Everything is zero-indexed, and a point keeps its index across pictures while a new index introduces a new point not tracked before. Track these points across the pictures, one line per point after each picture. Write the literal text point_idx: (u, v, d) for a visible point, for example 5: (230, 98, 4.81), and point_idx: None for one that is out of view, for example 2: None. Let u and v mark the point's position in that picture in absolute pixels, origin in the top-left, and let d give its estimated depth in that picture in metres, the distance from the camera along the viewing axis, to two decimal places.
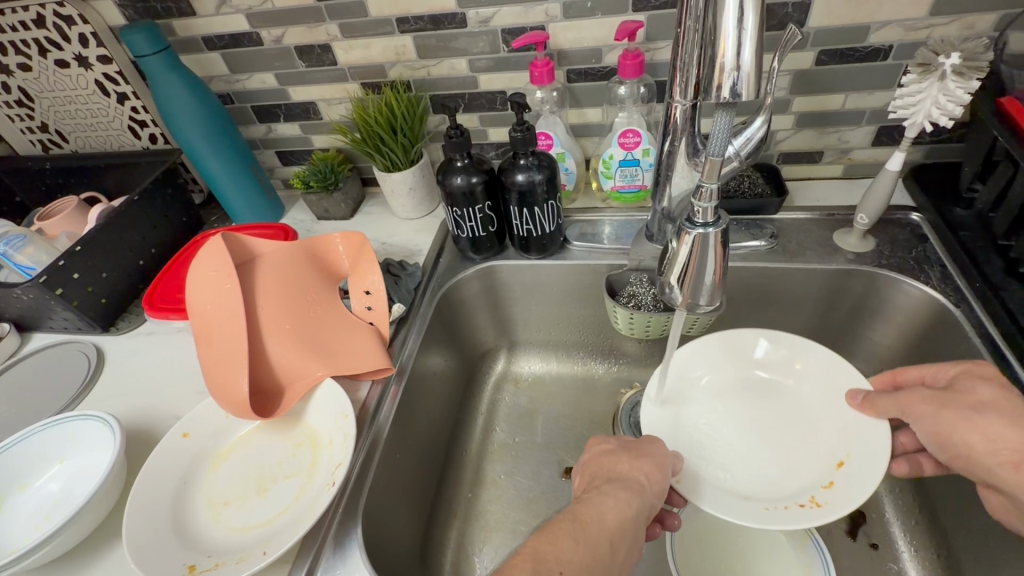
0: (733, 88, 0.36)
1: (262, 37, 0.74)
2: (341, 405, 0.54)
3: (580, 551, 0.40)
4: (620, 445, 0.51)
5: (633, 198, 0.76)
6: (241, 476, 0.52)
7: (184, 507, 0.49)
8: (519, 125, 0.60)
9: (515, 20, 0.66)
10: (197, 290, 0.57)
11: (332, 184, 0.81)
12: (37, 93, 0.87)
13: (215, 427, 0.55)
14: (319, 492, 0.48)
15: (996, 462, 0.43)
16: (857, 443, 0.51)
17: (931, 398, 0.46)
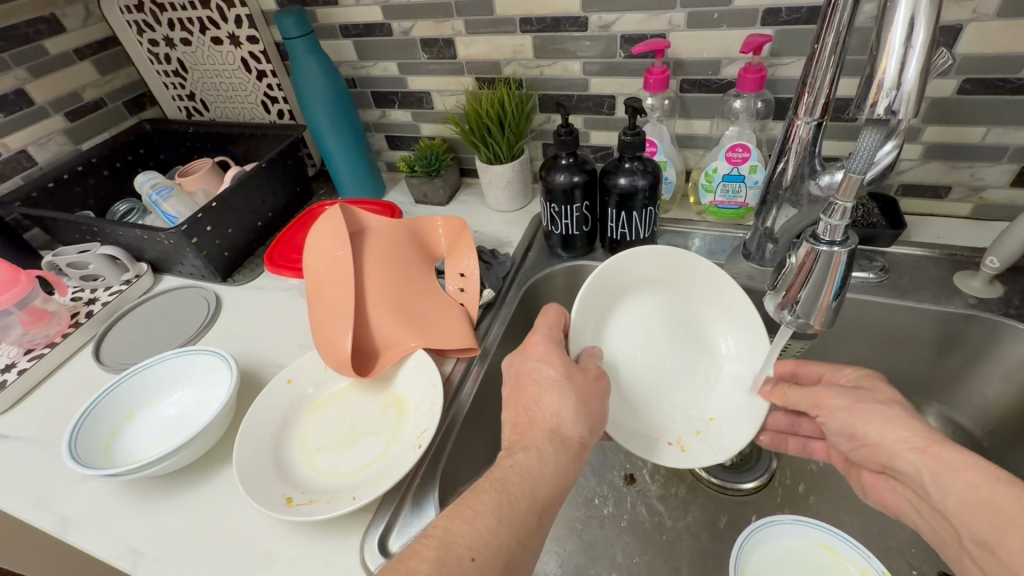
0: (890, 108, 0.37)
1: (392, 29, 0.79)
2: (430, 376, 0.57)
3: (502, 532, 0.39)
4: (566, 378, 0.50)
5: (732, 215, 0.74)
6: (333, 428, 0.57)
7: (284, 447, 0.54)
8: (630, 129, 0.61)
9: (636, 27, 0.67)
10: (313, 252, 0.62)
11: (434, 170, 0.86)
12: (191, 66, 0.98)
13: (314, 378, 0.60)
14: (405, 452, 0.52)
15: (903, 448, 0.45)
16: (735, 410, 0.58)
17: (846, 394, 0.50)
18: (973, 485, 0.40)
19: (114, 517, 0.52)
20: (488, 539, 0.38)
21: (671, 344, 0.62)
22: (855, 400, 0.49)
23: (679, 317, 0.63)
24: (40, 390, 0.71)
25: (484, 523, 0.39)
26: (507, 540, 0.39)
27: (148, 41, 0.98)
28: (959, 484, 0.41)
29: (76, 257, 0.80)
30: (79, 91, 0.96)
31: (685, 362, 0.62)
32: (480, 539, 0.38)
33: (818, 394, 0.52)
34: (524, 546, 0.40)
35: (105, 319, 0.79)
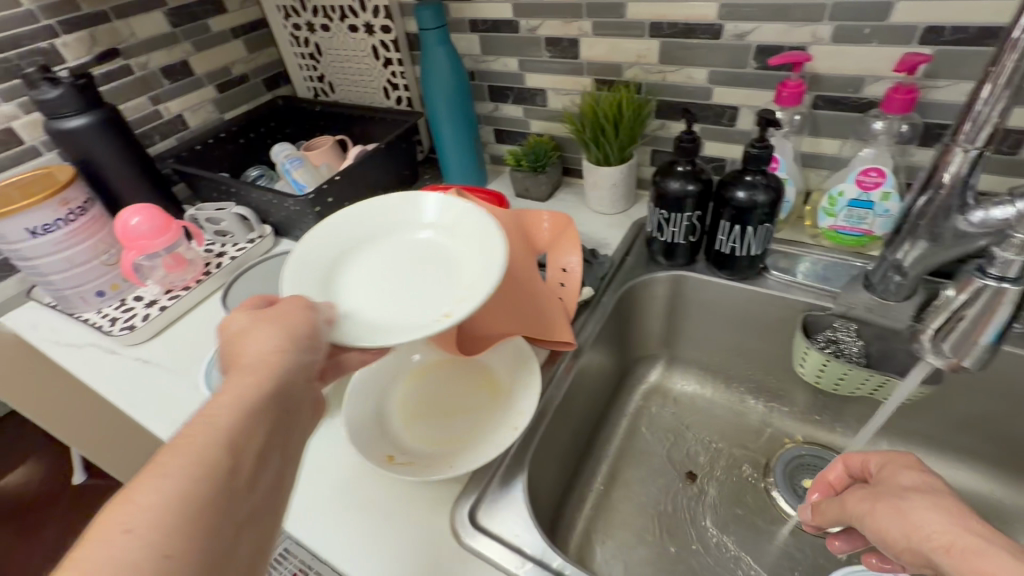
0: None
1: (519, 26, 0.82)
2: (526, 362, 0.59)
3: (178, 486, 0.30)
4: (253, 321, 0.44)
5: (852, 242, 0.70)
6: (429, 395, 0.60)
7: (386, 407, 0.58)
8: (758, 142, 0.59)
9: (773, 38, 0.65)
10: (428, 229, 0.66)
11: (540, 166, 0.88)
12: (325, 50, 1.06)
13: (416, 349, 0.64)
14: (498, 431, 0.54)
15: (929, 548, 0.32)
16: (466, 285, 0.56)
17: (866, 495, 0.39)
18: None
19: None
20: (181, 522, 0.29)
21: (414, 284, 0.58)
22: (875, 502, 0.38)
23: (426, 260, 0.62)
24: (177, 326, 0.80)
25: (180, 503, 0.30)
26: (187, 496, 0.30)
27: (292, 25, 1.07)
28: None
29: (213, 213, 0.89)
30: (230, 65, 1.06)
31: (421, 285, 0.59)
32: (162, 520, 0.29)
33: (845, 502, 0.41)
34: (217, 505, 0.31)
35: (231, 271, 0.88)
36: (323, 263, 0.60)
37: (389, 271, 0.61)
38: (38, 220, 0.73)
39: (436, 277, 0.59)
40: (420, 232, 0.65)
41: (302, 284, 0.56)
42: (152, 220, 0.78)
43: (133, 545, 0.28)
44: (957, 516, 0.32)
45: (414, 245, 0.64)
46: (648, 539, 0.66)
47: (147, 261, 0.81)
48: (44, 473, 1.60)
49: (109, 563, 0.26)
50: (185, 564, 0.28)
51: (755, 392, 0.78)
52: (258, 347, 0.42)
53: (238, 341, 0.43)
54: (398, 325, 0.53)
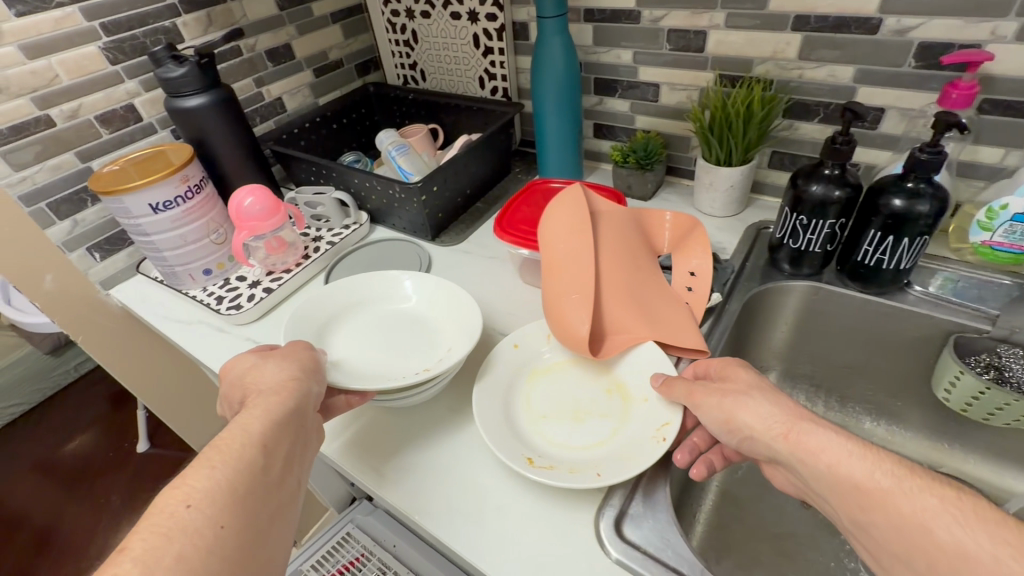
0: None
1: (641, 16, 0.78)
2: (663, 368, 0.56)
3: (225, 474, 0.39)
4: (263, 356, 0.53)
5: (1007, 259, 0.65)
6: (556, 399, 0.58)
7: (514, 408, 0.56)
8: (929, 147, 0.55)
9: (942, 35, 0.60)
10: (553, 225, 0.64)
11: (647, 164, 0.85)
12: (422, 37, 1.05)
13: (539, 349, 0.62)
14: (643, 440, 0.51)
15: (771, 438, 0.42)
16: (429, 347, 0.60)
17: (716, 391, 0.48)
18: (836, 465, 0.38)
19: (360, 437, 0.58)
20: (227, 502, 0.38)
21: (393, 349, 0.61)
22: (723, 397, 0.46)
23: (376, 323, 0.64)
24: (282, 308, 0.80)
25: (216, 481, 0.39)
26: (229, 479, 0.39)
27: (390, 11, 1.06)
28: (834, 474, 0.38)
29: (313, 197, 0.90)
30: (327, 50, 1.07)
31: (399, 348, 0.61)
32: (214, 502, 0.37)
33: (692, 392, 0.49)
34: (253, 487, 0.40)
35: (331, 257, 0.88)
36: (318, 323, 0.62)
37: (359, 328, 0.63)
38: (160, 196, 0.74)
39: (417, 337, 0.62)
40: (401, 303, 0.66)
41: (297, 331, 0.59)
42: (263, 201, 0.79)
43: (189, 517, 0.36)
44: (796, 412, 0.42)
45: (388, 310, 0.66)
46: (767, 562, 0.63)
47: (254, 242, 0.82)
48: (108, 438, 1.66)
49: (175, 531, 0.35)
50: (235, 530, 0.37)
51: (875, 414, 0.73)
52: (269, 376, 0.50)
53: (252, 371, 0.51)
54: (370, 381, 0.56)
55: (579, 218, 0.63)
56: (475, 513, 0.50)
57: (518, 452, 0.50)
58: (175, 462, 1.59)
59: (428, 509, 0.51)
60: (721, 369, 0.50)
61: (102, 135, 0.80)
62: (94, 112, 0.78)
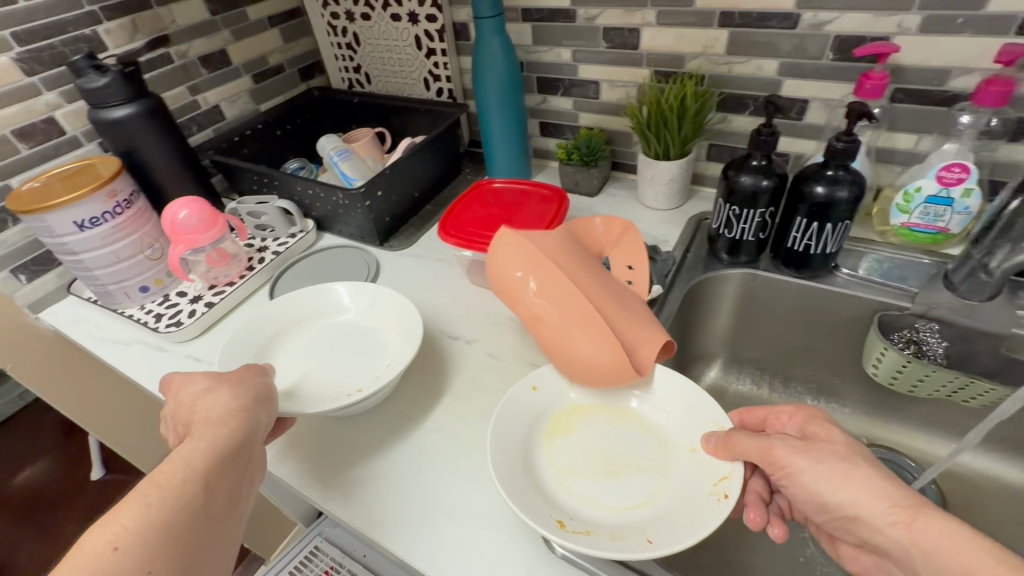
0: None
1: (577, 15, 0.79)
2: (710, 413, 0.53)
3: (158, 511, 0.38)
4: (216, 380, 0.50)
5: (925, 240, 0.68)
6: (587, 453, 0.54)
7: (540, 465, 0.53)
8: (845, 135, 0.57)
9: (855, 29, 0.63)
10: (510, 270, 0.61)
11: (592, 160, 0.87)
12: (364, 40, 1.04)
13: (561, 395, 0.58)
14: (700, 499, 0.47)
15: (886, 523, 0.39)
16: (371, 364, 0.59)
17: (804, 453, 0.44)
18: (964, 562, 0.36)
19: (305, 450, 0.57)
20: (159, 544, 0.37)
21: (336, 364, 0.60)
22: (814, 461, 0.44)
23: (323, 336, 0.63)
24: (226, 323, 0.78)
25: (150, 521, 0.38)
26: (162, 518, 0.38)
27: (330, 13, 1.04)
28: (950, 565, 0.36)
29: (255, 207, 0.87)
30: (266, 55, 1.04)
31: (343, 362, 0.60)
32: (145, 543, 0.37)
33: (770, 448, 0.46)
34: (189, 527, 0.39)
35: (276, 266, 0.86)
36: (261, 339, 0.61)
37: (305, 342, 0.62)
38: (86, 212, 0.71)
39: (361, 350, 0.61)
40: (348, 313, 0.65)
41: (236, 350, 0.58)
42: (199, 213, 0.76)
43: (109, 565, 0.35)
44: (908, 492, 0.40)
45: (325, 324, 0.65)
46: None
47: (192, 255, 0.79)
48: (58, 467, 1.58)
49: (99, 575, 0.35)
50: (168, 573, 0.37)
51: (816, 392, 0.76)
52: (215, 404, 0.48)
53: (201, 399, 0.48)
54: (318, 403, 0.55)
55: (523, 250, 0.62)
56: (423, 519, 0.50)
57: (551, 517, 0.46)
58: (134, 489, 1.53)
59: (374, 518, 0.51)
60: (807, 425, 0.48)
61: (21, 150, 0.76)
62: (10, 126, 0.74)
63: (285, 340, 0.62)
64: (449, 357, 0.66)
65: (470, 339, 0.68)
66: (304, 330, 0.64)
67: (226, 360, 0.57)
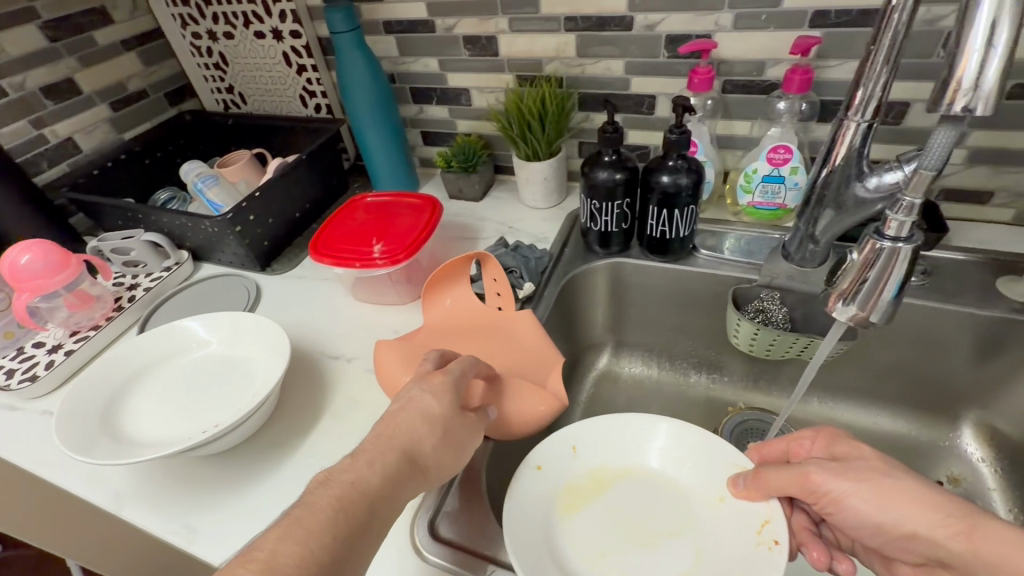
0: (969, 108, 0.32)
1: (436, 25, 0.80)
2: (725, 453, 0.53)
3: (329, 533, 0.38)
4: (452, 410, 0.46)
5: (769, 216, 0.75)
6: (610, 525, 0.51)
7: (571, 548, 0.49)
8: (676, 127, 0.62)
9: (681, 28, 0.68)
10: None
11: (471, 166, 0.88)
12: (232, 59, 1.00)
13: (563, 464, 0.54)
14: (749, 555, 0.46)
15: (944, 535, 0.42)
16: (234, 394, 0.57)
17: (854, 475, 0.46)
18: None
19: (169, 495, 0.54)
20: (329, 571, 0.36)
21: (198, 401, 0.57)
22: (852, 478, 0.46)
23: (185, 372, 0.60)
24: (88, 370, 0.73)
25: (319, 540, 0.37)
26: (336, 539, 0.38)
27: (192, 34, 1.00)
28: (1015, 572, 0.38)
29: (120, 243, 0.82)
30: (125, 81, 0.98)
31: (205, 397, 0.58)
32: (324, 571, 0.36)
33: (804, 474, 0.47)
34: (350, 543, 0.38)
35: (147, 304, 0.81)
36: (114, 383, 0.58)
37: (165, 380, 0.60)
38: None
39: (225, 382, 0.59)
40: (213, 345, 0.62)
41: (84, 398, 0.55)
42: (46, 257, 0.70)
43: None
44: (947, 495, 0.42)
45: (189, 359, 0.62)
46: None
47: (45, 303, 0.73)
48: None
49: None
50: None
51: (698, 366, 0.81)
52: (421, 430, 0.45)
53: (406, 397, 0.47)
54: (172, 444, 0.53)
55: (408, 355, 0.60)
56: None
57: None
58: (36, 561, 1.39)
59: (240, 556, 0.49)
60: (833, 446, 0.51)
61: None
62: None
63: (143, 381, 0.59)
64: (330, 377, 0.65)
65: (350, 357, 0.67)
66: (166, 369, 0.61)
67: (67, 411, 0.53)
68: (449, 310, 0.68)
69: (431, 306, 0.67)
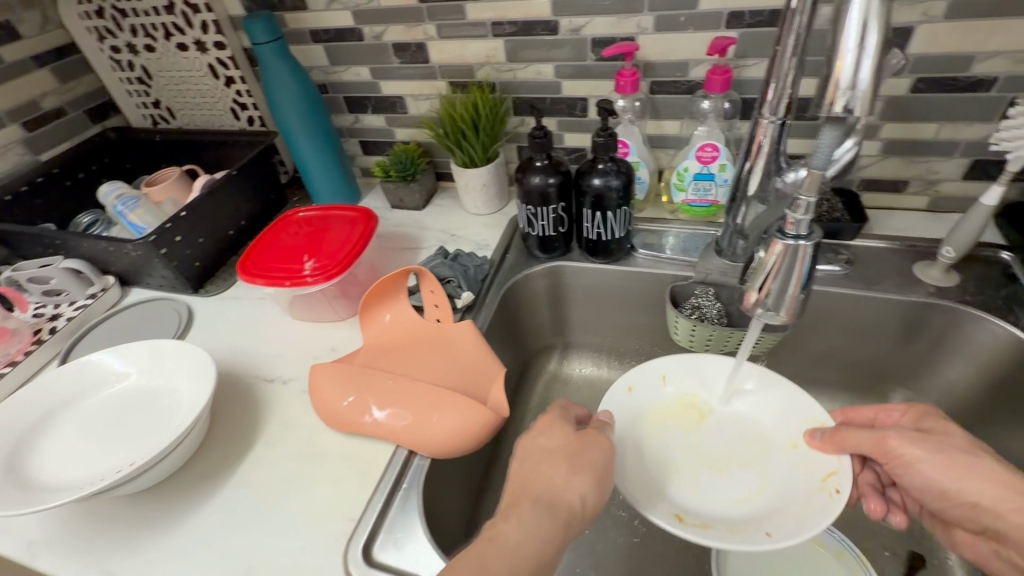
0: (846, 107, 0.35)
1: (364, 33, 0.79)
2: (810, 410, 0.56)
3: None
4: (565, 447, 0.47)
5: (703, 213, 0.76)
6: (689, 447, 0.59)
7: (647, 459, 0.57)
8: (603, 131, 0.62)
9: (605, 31, 0.68)
10: (347, 414, 0.55)
11: (410, 175, 0.86)
12: (155, 73, 0.96)
13: (652, 391, 0.62)
14: (809, 493, 0.51)
15: (1005, 509, 0.44)
16: (156, 427, 0.55)
17: (923, 446, 0.48)
18: None
19: (88, 540, 0.51)
20: None
21: (117, 438, 0.54)
22: (932, 451, 0.48)
23: (104, 408, 0.57)
24: None
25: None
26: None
27: (110, 48, 0.95)
28: None
29: (37, 271, 0.77)
30: (38, 99, 0.92)
31: (125, 432, 0.55)
32: None
33: (885, 440, 0.49)
34: None
35: (69, 335, 0.76)
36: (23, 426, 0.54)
37: (82, 418, 0.57)
38: None
39: (147, 415, 0.56)
40: (134, 376, 0.60)
41: None
42: None
43: None
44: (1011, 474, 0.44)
45: (109, 394, 0.59)
46: None
47: None
48: None
49: None
50: None
51: None
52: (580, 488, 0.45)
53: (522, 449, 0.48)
54: (87, 486, 0.50)
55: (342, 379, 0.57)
56: None
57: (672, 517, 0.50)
58: None
59: None
60: (921, 421, 0.52)
61: None
62: None
63: (57, 421, 0.56)
64: (264, 401, 0.62)
65: (286, 379, 0.65)
66: (83, 406, 0.58)
67: None
68: (388, 325, 0.65)
69: (369, 323, 0.65)
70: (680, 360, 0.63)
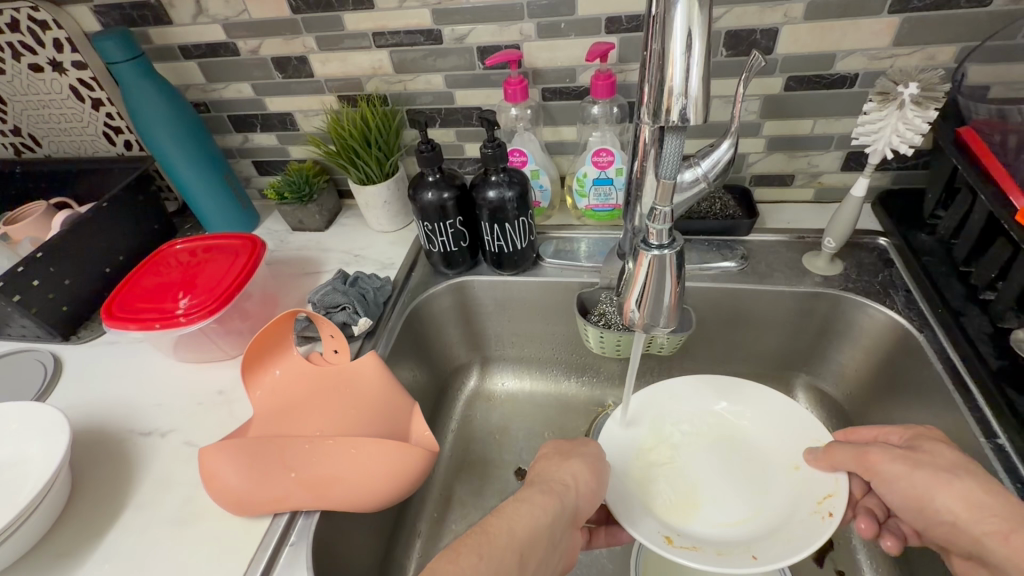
0: (682, 113, 0.37)
1: (239, 48, 0.73)
2: (811, 429, 0.56)
3: (483, 568, 0.37)
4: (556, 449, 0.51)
5: (607, 217, 0.76)
6: (696, 474, 0.58)
7: (648, 481, 0.56)
8: (490, 142, 0.60)
9: (489, 38, 0.67)
10: (258, 492, 0.47)
11: (306, 196, 0.81)
12: (9, 97, 0.85)
13: (655, 414, 0.61)
14: (803, 517, 0.50)
15: (982, 532, 0.41)
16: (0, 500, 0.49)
17: (902, 459, 0.46)
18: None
19: None
20: None
21: None
22: (913, 467, 0.45)
23: None
24: None
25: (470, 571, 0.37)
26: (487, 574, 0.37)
27: None
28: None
29: None
30: None
31: None
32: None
33: (869, 456, 0.47)
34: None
35: None
36: None
37: None
38: None
39: None
40: None
41: None
42: None
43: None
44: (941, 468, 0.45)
45: None
46: None
47: None
48: None
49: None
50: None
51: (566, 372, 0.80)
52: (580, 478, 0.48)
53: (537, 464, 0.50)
54: None
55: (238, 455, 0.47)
56: None
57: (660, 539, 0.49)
58: None
59: None
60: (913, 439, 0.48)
61: None
62: None
63: None
64: (137, 459, 0.56)
65: (165, 431, 0.59)
66: None
67: None
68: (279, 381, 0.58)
69: (256, 385, 0.58)
70: (666, 386, 0.63)
